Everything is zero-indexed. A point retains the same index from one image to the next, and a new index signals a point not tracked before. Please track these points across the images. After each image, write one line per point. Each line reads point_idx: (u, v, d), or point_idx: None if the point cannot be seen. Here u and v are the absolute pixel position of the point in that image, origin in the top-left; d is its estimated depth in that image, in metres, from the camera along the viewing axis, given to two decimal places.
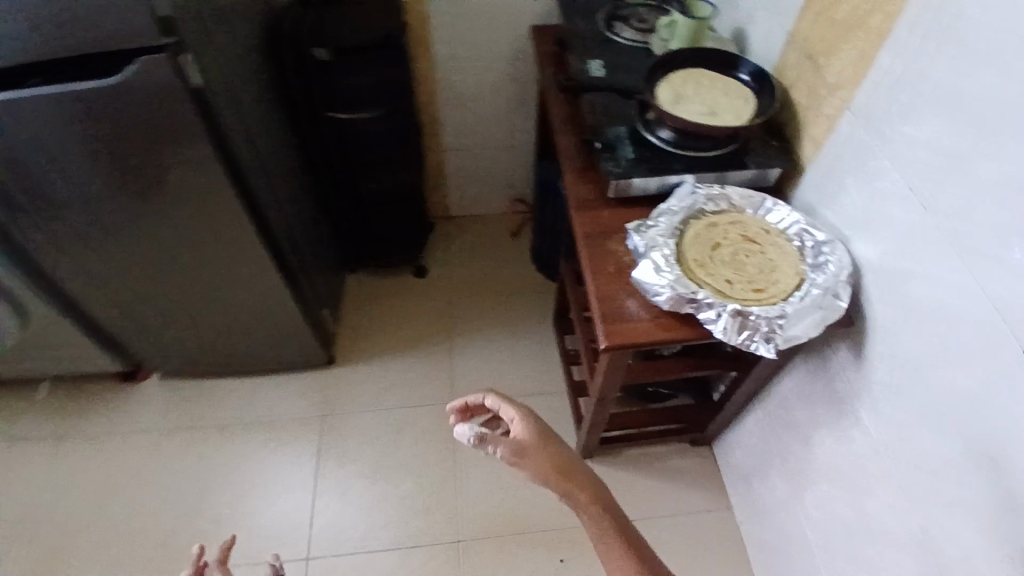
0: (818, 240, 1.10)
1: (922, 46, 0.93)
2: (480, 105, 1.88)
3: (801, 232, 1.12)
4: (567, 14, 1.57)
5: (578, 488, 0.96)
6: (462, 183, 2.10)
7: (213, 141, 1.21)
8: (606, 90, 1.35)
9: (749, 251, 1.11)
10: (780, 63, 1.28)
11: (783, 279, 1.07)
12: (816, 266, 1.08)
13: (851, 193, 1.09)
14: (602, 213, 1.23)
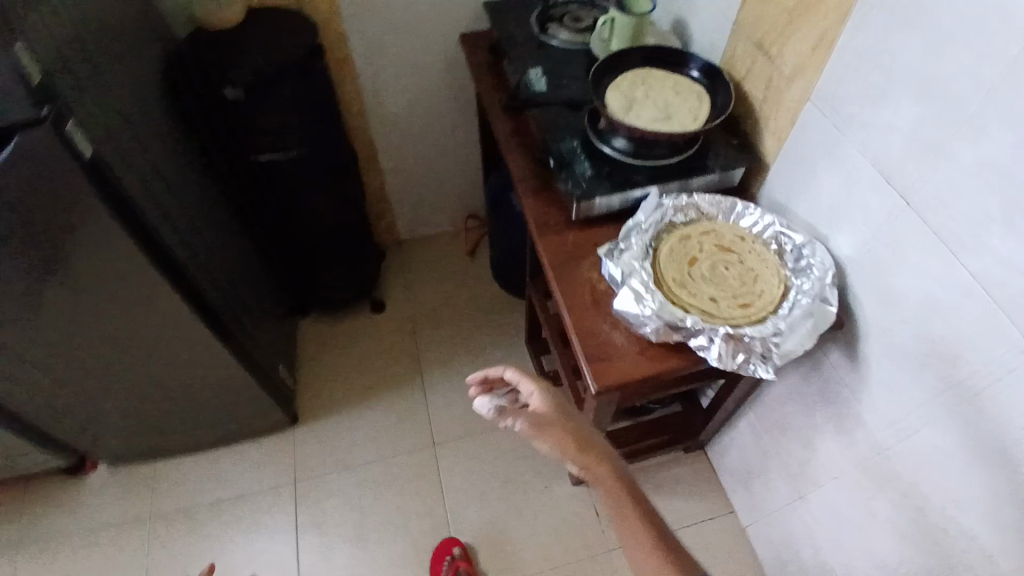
0: (797, 242, 1.04)
1: (883, 28, 0.87)
2: (415, 123, 1.75)
3: (777, 234, 1.07)
4: (496, 19, 1.46)
5: (601, 461, 0.92)
6: (408, 206, 1.98)
7: (119, 214, 1.05)
8: (551, 102, 1.25)
9: (727, 261, 1.05)
10: (728, 53, 1.21)
11: (768, 289, 1.01)
12: (798, 270, 1.02)
13: (822, 186, 1.04)
14: (568, 237, 1.14)
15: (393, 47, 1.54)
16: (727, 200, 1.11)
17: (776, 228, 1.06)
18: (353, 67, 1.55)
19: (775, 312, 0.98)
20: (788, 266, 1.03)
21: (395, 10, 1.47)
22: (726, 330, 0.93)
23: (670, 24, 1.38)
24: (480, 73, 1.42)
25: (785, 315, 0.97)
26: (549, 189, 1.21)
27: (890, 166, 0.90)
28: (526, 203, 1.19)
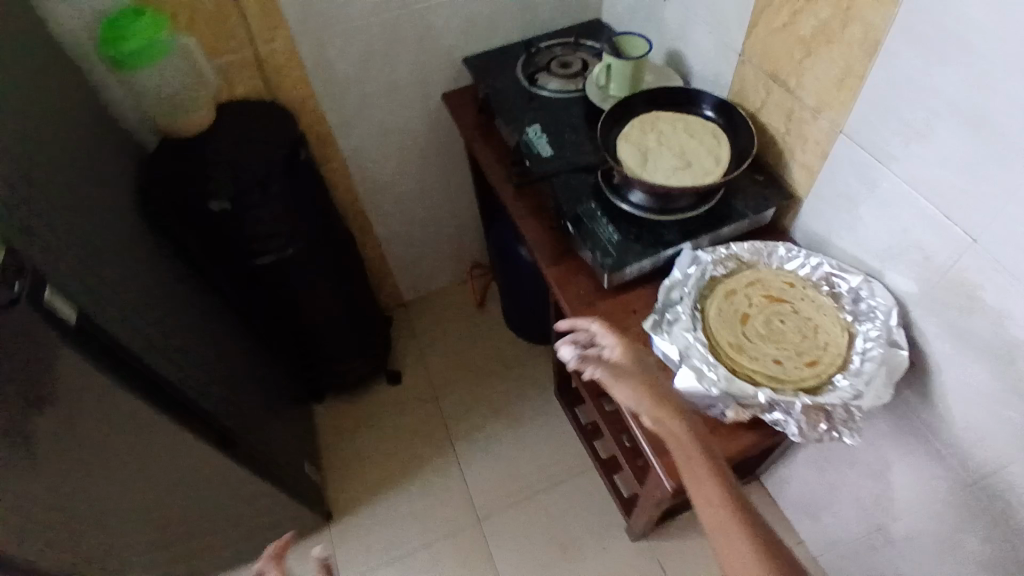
0: (852, 284, 0.98)
1: (922, 58, 0.80)
2: (405, 187, 1.66)
3: (827, 277, 1.01)
4: (478, 74, 1.37)
5: (676, 416, 0.85)
6: (408, 269, 1.89)
7: (123, 377, 0.92)
8: (557, 161, 1.16)
9: (780, 314, 0.98)
10: (735, 85, 1.14)
11: (833, 340, 0.94)
12: (858, 314, 0.96)
13: (867, 221, 0.97)
14: (603, 308, 1.05)
15: (373, 117, 1.45)
16: (773, 245, 1.05)
17: (826, 269, 1.01)
18: (335, 145, 1.46)
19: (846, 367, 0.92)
20: (846, 312, 0.97)
21: (371, 81, 1.38)
22: (802, 400, 0.86)
23: (664, 57, 1.31)
24: (471, 135, 1.34)
25: (857, 369, 0.91)
26: (570, 256, 1.12)
27: (943, 203, 0.84)
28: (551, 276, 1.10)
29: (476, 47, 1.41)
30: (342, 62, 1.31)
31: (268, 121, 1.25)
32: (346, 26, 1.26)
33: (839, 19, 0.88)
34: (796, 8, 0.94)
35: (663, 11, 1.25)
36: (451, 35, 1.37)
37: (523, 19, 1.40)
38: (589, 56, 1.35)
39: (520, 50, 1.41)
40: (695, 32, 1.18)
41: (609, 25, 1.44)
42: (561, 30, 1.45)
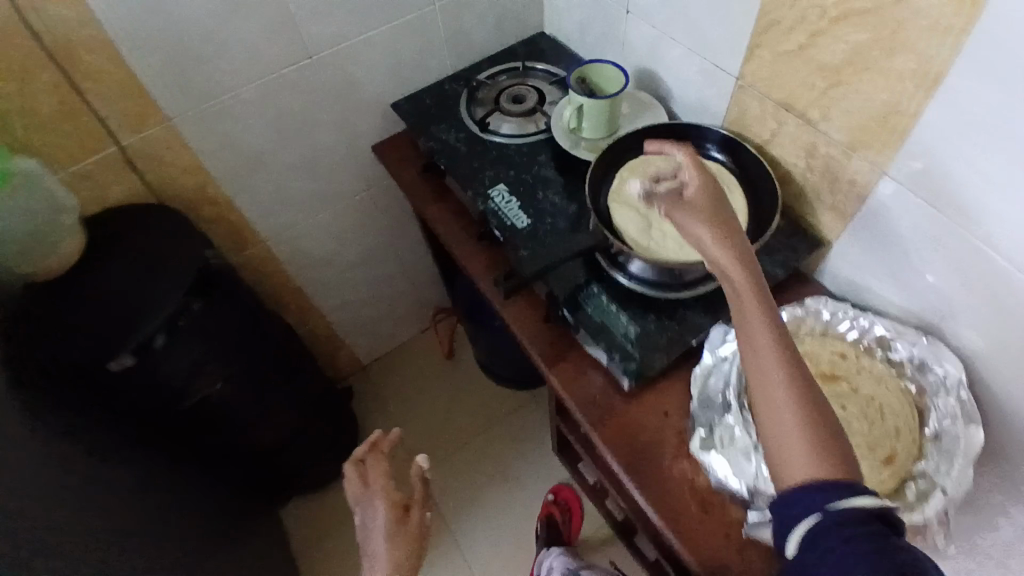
0: (912, 345, 0.84)
1: (1001, 91, 0.62)
2: (347, 253, 1.39)
3: (882, 339, 0.87)
4: (417, 123, 1.12)
5: (743, 268, 0.60)
6: (364, 335, 1.63)
7: None
8: (540, 236, 0.95)
9: (840, 396, 0.83)
10: (730, 114, 0.95)
11: (902, 420, 0.81)
12: (926, 382, 0.83)
13: (923, 269, 0.81)
14: (628, 415, 0.86)
15: (293, 188, 1.18)
16: (808, 300, 0.91)
17: (880, 330, 0.87)
18: (252, 228, 1.18)
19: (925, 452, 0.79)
20: (909, 378, 0.85)
21: (281, 149, 1.11)
22: None
23: (632, 77, 1.09)
24: (422, 198, 1.10)
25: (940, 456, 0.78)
26: (577, 354, 0.90)
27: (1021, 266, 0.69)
28: (560, 388, 0.88)
29: (405, 88, 1.16)
30: (240, 135, 1.04)
31: (164, 233, 0.98)
32: (238, 93, 0.99)
33: (875, 44, 0.70)
34: (812, 29, 0.76)
35: (626, 24, 1.03)
36: (372, 79, 1.11)
37: (457, 47, 1.16)
38: (544, 86, 1.12)
39: (461, 88, 1.16)
40: (673, 51, 0.98)
41: (558, 41, 1.21)
42: (502, 53, 1.22)
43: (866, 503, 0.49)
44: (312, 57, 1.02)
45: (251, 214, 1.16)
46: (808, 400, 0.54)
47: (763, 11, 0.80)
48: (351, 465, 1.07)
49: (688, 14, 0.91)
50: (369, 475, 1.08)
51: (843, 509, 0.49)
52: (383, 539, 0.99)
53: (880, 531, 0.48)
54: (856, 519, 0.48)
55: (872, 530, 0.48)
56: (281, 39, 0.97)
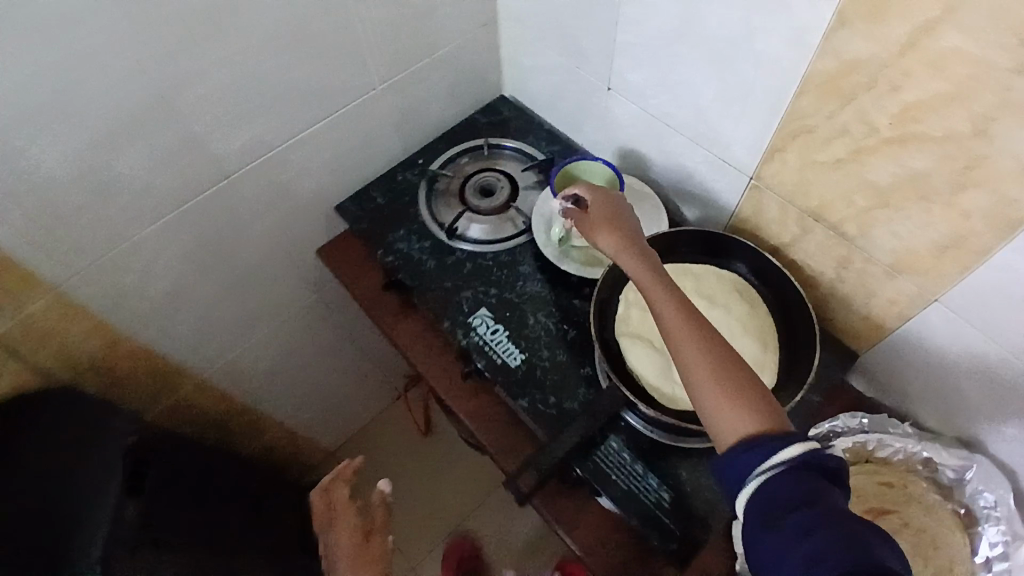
0: (960, 469, 0.73)
1: None
2: (300, 361, 1.19)
3: (926, 459, 0.75)
4: (369, 231, 0.94)
5: (629, 251, 0.67)
6: (330, 430, 1.44)
7: None
8: (538, 377, 0.80)
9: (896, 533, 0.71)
10: (741, 212, 0.81)
11: (957, 554, 0.71)
12: (976, 509, 0.73)
13: (977, 398, 0.70)
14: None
15: (224, 314, 0.97)
16: (846, 417, 0.78)
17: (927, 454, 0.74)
18: (183, 368, 0.98)
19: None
20: (956, 503, 0.74)
21: (206, 279, 0.90)
22: None
23: (613, 154, 0.94)
24: (384, 315, 0.91)
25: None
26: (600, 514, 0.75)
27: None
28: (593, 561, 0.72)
29: (347, 183, 0.97)
30: (150, 279, 0.84)
31: (83, 425, 0.80)
32: (143, 236, 0.79)
33: (937, 175, 0.58)
34: (856, 145, 0.62)
35: (607, 101, 0.87)
36: (305, 182, 0.92)
37: (403, 129, 0.97)
38: (516, 171, 0.96)
39: (420, 178, 0.98)
40: (668, 138, 0.83)
41: (520, 107, 1.04)
42: (457, 125, 1.03)
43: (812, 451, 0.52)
44: (228, 177, 0.82)
45: (178, 357, 0.96)
46: (737, 374, 0.57)
47: (790, 117, 0.66)
48: (317, 494, 1.22)
49: (690, 104, 0.76)
50: (336, 521, 1.20)
51: (802, 468, 0.51)
52: None
53: (807, 477, 0.50)
54: (810, 480, 0.50)
55: (802, 479, 0.50)
56: (185, 164, 0.77)
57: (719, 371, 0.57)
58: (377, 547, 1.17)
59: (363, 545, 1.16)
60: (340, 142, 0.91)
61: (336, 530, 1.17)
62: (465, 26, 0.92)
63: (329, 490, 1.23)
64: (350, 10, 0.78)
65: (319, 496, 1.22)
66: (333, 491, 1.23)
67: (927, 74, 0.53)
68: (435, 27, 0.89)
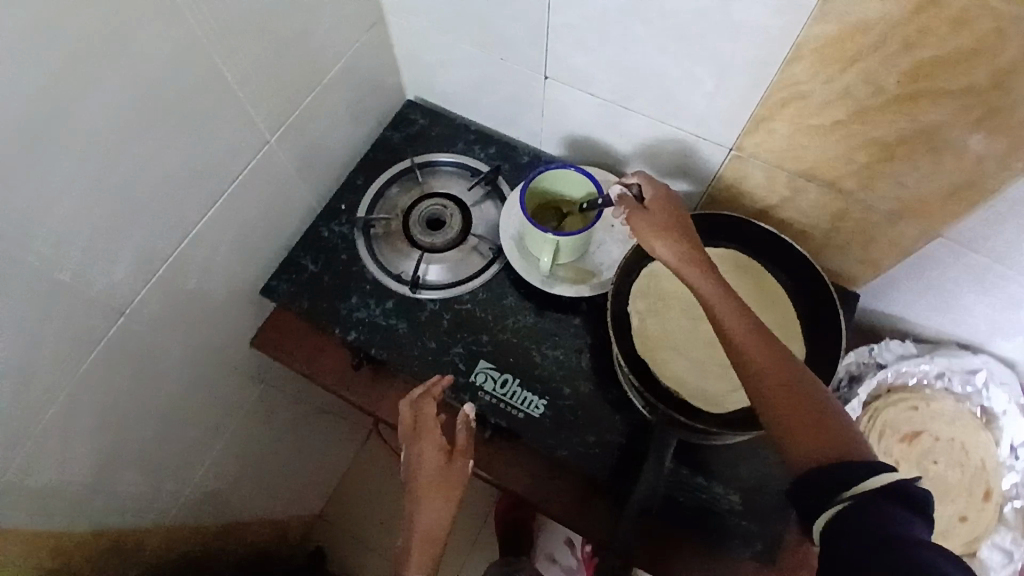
0: (969, 374, 0.75)
1: None
2: (263, 454, 1.03)
3: (939, 374, 0.75)
4: (315, 308, 0.79)
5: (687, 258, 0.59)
6: (314, 497, 1.29)
7: None
8: (568, 419, 0.73)
9: (929, 455, 0.74)
10: (721, 182, 0.76)
11: (987, 454, 0.74)
12: (990, 406, 0.75)
13: (976, 308, 0.73)
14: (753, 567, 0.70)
15: (166, 452, 0.79)
16: (856, 352, 0.78)
17: (939, 368, 0.75)
18: (138, 528, 0.81)
19: (1007, 478, 0.73)
20: (973, 403, 0.75)
21: (138, 427, 0.72)
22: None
23: (563, 144, 0.84)
24: (362, 391, 0.79)
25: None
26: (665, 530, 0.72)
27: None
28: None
29: (265, 258, 0.80)
30: (72, 463, 0.65)
31: None
32: (45, 422, 0.60)
33: (951, 126, 0.55)
34: (858, 106, 0.58)
35: (545, 91, 0.77)
36: (219, 276, 0.74)
37: (312, 175, 0.80)
38: (462, 191, 0.85)
39: (352, 230, 0.82)
40: (625, 120, 0.74)
41: (434, 112, 0.90)
42: (370, 149, 0.87)
43: (876, 482, 0.42)
44: (126, 310, 0.63)
45: (132, 519, 0.79)
46: (807, 401, 0.48)
47: (779, 85, 0.60)
48: (406, 403, 0.70)
49: (651, 84, 0.68)
50: (426, 431, 0.69)
51: (849, 505, 0.42)
52: (423, 483, 0.66)
53: (901, 509, 0.41)
54: (882, 507, 0.41)
55: (895, 510, 0.41)
56: (69, 320, 0.58)
57: (784, 394, 0.49)
58: (463, 467, 0.67)
59: (442, 467, 0.66)
60: (248, 217, 0.74)
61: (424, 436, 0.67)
62: (352, 35, 0.75)
63: (424, 397, 0.70)
64: (223, 63, 0.60)
65: (409, 405, 0.69)
66: (424, 404, 0.70)
67: (944, 30, 0.49)
68: (322, 48, 0.71)
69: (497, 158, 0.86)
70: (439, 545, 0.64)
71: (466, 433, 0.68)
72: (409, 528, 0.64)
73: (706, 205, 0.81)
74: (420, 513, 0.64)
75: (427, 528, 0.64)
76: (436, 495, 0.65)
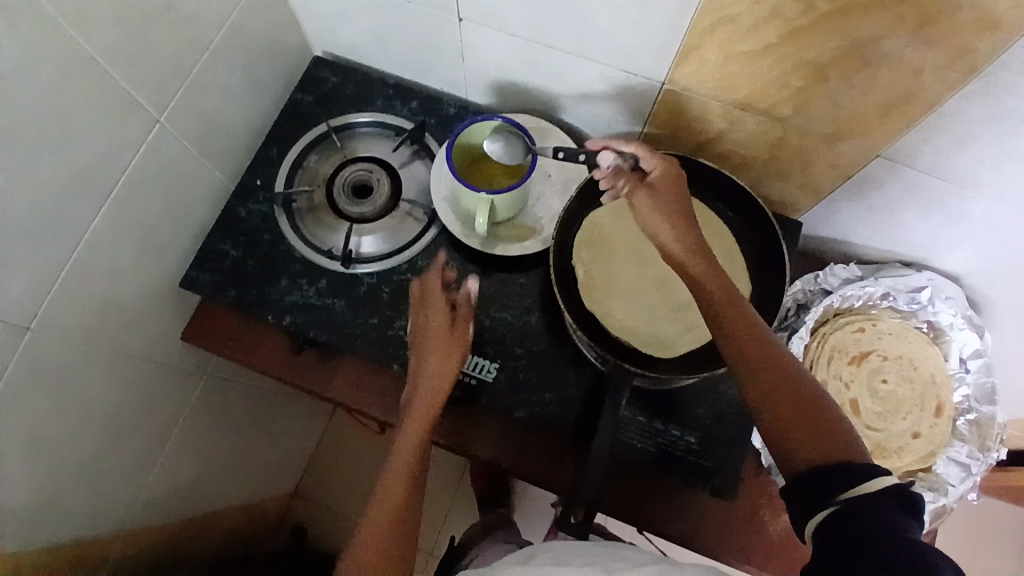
0: (916, 291, 0.74)
1: None
2: (224, 445, 0.99)
3: (884, 294, 0.75)
4: (243, 294, 0.74)
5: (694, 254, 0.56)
6: (286, 479, 1.27)
7: None
8: (522, 380, 0.71)
9: (881, 375, 0.74)
10: (655, 118, 0.72)
11: (935, 367, 0.75)
12: (936, 322, 0.76)
13: (917, 226, 0.72)
14: (704, 500, 0.71)
15: (110, 467, 0.75)
16: (805, 281, 0.76)
17: (885, 288, 0.74)
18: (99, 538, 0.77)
19: (958, 392, 0.75)
20: (919, 320, 0.76)
21: (73, 446, 0.68)
22: (947, 494, 0.72)
23: (491, 89, 0.79)
24: (300, 375, 0.76)
25: (975, 390, 0.75)
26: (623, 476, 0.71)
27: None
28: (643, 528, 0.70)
29: (178, 248, 0.74)
30: (8, 499, 0.61)
31: None
32: None
33: (886, 40, 0.52)
34: (788, 27, 0.54)
35: (461, 35, 0.71)
36: (130, 276, 0.68)
37: (216, 151, 0.74)
38: (387, 152, 0.79)
39: (272, 208, 0.77)
40: (551, 60, 0.70)
41: (347, 68, 0.83)
42: (283, 116, 0.81)
43: (873, 485, 0.43)
44: (32, 322, 0.58)
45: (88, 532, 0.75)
46: (803, 408, 0.48)
47: (706, 10, 0.55)
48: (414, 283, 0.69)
49: (570, 19, 0.62)
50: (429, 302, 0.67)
51: (841, 508, 0.43)
52: (425, 353, 0.65)
53: (901, 513, 0.42)
54: (883, 509, 0.42)
55: (894, 512, 0.42)
56: None
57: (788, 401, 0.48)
58: (462, 334, 0.65)
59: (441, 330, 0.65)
60: (151, 208, 0.67)
61: (426, 305, 0.66)
62: None
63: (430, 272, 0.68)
64: (81, 36, 0.53)
65: (415, 283, 0.68)
66: (429, 279, 0.68)
67: None
68: (205, 9, 0.64)
69: (421, 113, 0.81)
70: (442, 397, 0.63)
71: (468, 303, 0.67)
72: (413, 380, 0.65)
73: (644, 142, 0.77)
74: (421, 367, 0.64)
75: (427, 382, 0.64)
76: (435, 358, 0.64)
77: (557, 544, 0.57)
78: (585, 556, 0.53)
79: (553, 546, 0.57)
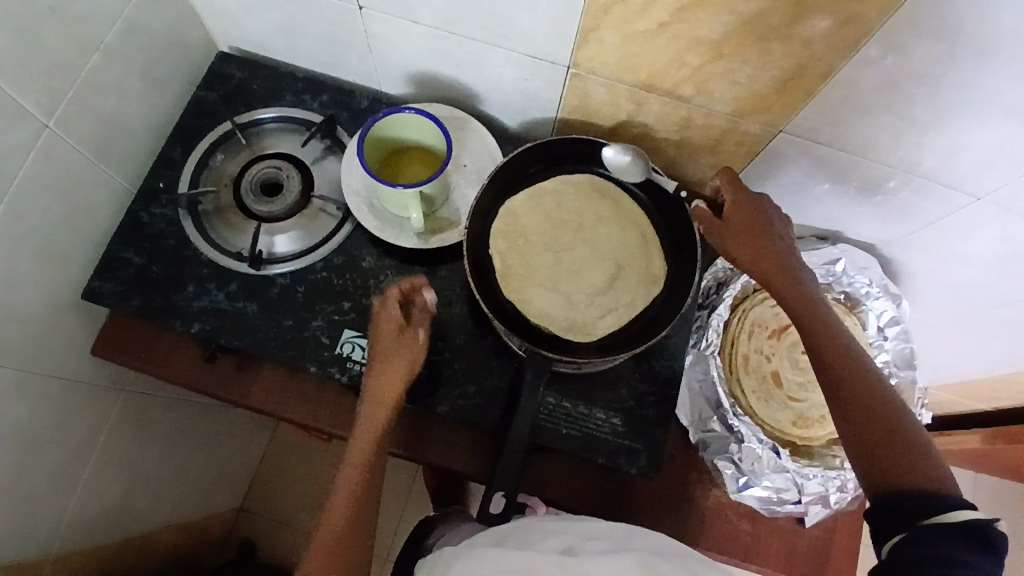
0: (830, 263, 0.76)
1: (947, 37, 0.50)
2: (158, 461, 0.95)
3: None
4: (153, 300, 0.71)
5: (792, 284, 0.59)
6: (230, 491, 1.23)
7: None
8: (444, 373, 0.70)
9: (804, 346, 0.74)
10: (566, 102, 0.71)
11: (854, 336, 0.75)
12: (852, 292, 0.77)
13: (827, 200, 0.73)
14: (638, 485, 0.72)
15: (28, 491, 0.71)
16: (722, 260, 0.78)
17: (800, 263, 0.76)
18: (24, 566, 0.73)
19: (879, 358, 0.76)
20: (836, 290, 0.77)
21: None
22: None
23: (403, 79, 0.77)
24: (221, 383, 0.74)
25: (895, 356, 0.76)
26: (558, 465, 0.72)
27: (941, 176, 0.64)
28: (570, 513, 0.71)
29: (78, 258, 0.70)
30: None
31: None
32: None
33: (775, 15, 0.52)
34: (679, 6, 0.54)
35: (365, 25, 0.69)
36: (26, 290, 0.64)
37: (115, 155, 0.70)
38: (297, 147, 0.77)
39: (176, 210, 0.74)
40: (457, 47, 0.68)
41: (253, 64, 0.81)
42: (187, 116, 0.78)
43: (951, 516, 0.45)
44: None
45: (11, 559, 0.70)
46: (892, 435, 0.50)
47: None
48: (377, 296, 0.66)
49: (469, 5, 0.61)
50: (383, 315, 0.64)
51: (910, 534, 0.46)
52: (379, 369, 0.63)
53: (972, 549, 0.43)
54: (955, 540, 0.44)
55: (963, 547, 0.44)
56: None
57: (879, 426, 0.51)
58: (415, 343, 0.64)
59: (395, 341, 0.64)
60: (48, 217, 0.64)
61: (383, 310, 0.64)
62: None
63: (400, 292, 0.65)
64: None
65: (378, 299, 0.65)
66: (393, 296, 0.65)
67: None
68: (87, 6, 0.60)
69: (332, 107, 0.79)
70: (391, 411, 0.63)
71: (422, 316, 0.65)
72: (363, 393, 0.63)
73: (558, 127, 0.77)
74: (372, 378, 0.63)
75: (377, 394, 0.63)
76: (393, 374, 0.63)
77: (517, 524, 0.55)
78: (560, 537, 0.52)
79: (507, 526, 0.55)
